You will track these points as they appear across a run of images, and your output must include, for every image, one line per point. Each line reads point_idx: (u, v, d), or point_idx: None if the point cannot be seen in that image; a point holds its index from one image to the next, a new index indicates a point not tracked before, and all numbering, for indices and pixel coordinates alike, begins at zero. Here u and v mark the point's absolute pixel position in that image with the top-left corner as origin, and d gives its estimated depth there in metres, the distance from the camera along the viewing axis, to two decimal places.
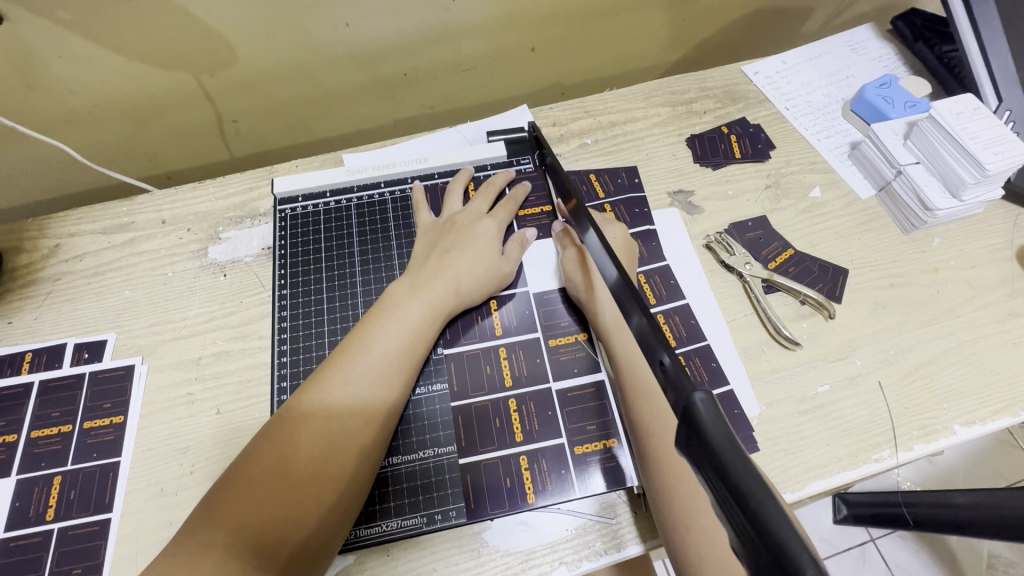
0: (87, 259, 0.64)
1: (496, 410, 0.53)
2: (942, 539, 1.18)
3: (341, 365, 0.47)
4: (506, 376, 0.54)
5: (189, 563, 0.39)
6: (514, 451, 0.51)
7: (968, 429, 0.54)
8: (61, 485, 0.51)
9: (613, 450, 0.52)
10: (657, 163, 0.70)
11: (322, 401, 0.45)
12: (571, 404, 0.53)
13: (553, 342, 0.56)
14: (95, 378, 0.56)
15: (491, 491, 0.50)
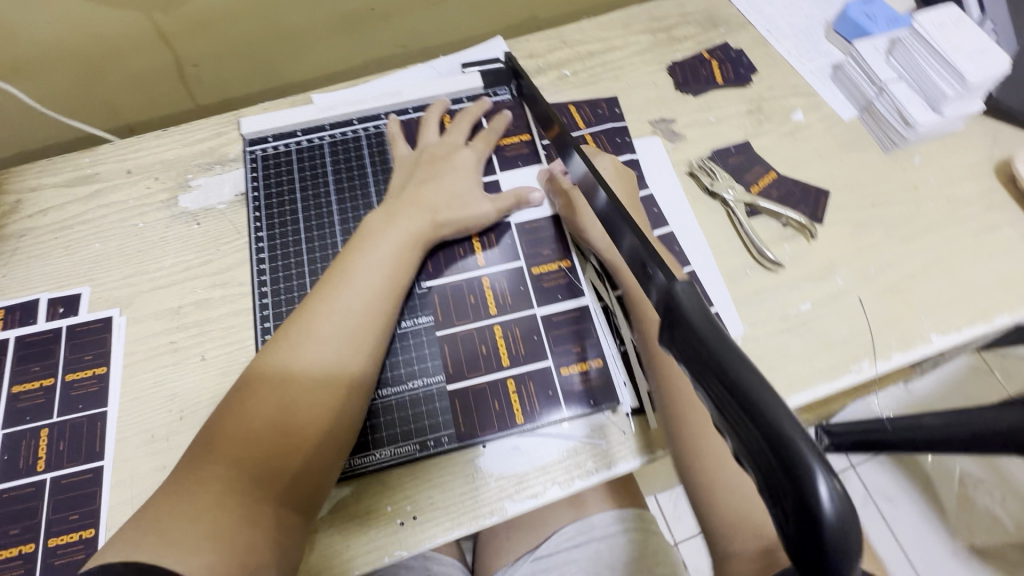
0: (52, 213, 0.61)
1: (482, 339, 0.53)
2: (916, 459, 1.23)
3: (325, 297, 0.47)
4: (490, 305, 0.54)
5: (190, 494, 0.39)
6: (501, 376, 0.52)
7: (944, 337, 0.55)
8: (49, 437, 0.51)
9: (598, 370, 0.52)
10: (638, 92, 0.69)
11: (309, 332, 0.46)
12: (556, 328, 0.54)
13: (537, 270, 0.56)
14: (73, 331, 0.55)
15: (480, 415, 0.51)
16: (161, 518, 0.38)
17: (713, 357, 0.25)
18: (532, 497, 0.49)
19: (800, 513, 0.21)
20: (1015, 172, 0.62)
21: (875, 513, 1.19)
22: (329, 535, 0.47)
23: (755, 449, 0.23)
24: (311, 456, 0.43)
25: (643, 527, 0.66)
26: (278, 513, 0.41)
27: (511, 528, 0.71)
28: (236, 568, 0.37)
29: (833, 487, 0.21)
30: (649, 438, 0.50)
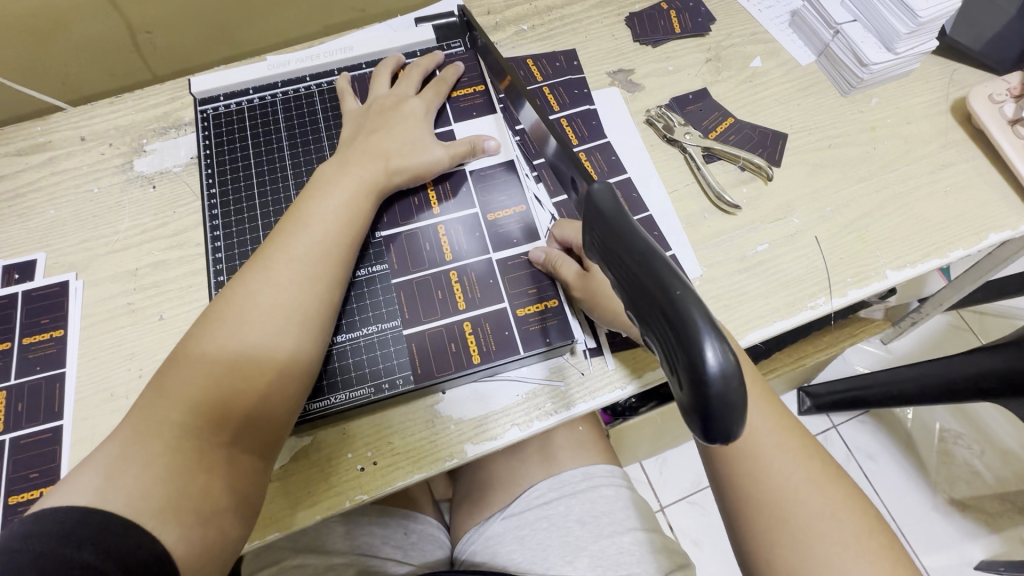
0: (5, 182, 0.60)
1: (437, 284, 0.53)
2: (897, 416, 1.21)
3: (280, 245, 0.47)
4: (446, 251, 0.54)
5: (146, 440, 0.39)
6: (457, 318, 0.51)
7: (899, 273, 0.56)
8: (7, 399, 0.51)
9: (555, 310, 0.52)
10: (596, 44, 0.68)
11: (263, 279, 0.45)
12: (512, 272, 0.53)
13: (492, 216, 0.55)
14: (29, 296, 0.55)
15: (436, 357, 0.50)
16: (117, 463, 0.38)
17: (633, 257, 0.30)
18: (491, 439, 0.49)
19: (694, 374, 0.26)
20: (970, 110, 0.62)
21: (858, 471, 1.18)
22: (290, 481, 0.48)
23: (664, 330, 0.28)
24: (269, 402, 0.43)
25: (617, 484, 0.67)
26: (236, 456, 0.41)
27: (485, 485, 0.71)
28: (191, 511, 0.38)
29: (721, 350, 0.26)
30: (606, 378, 0.51)
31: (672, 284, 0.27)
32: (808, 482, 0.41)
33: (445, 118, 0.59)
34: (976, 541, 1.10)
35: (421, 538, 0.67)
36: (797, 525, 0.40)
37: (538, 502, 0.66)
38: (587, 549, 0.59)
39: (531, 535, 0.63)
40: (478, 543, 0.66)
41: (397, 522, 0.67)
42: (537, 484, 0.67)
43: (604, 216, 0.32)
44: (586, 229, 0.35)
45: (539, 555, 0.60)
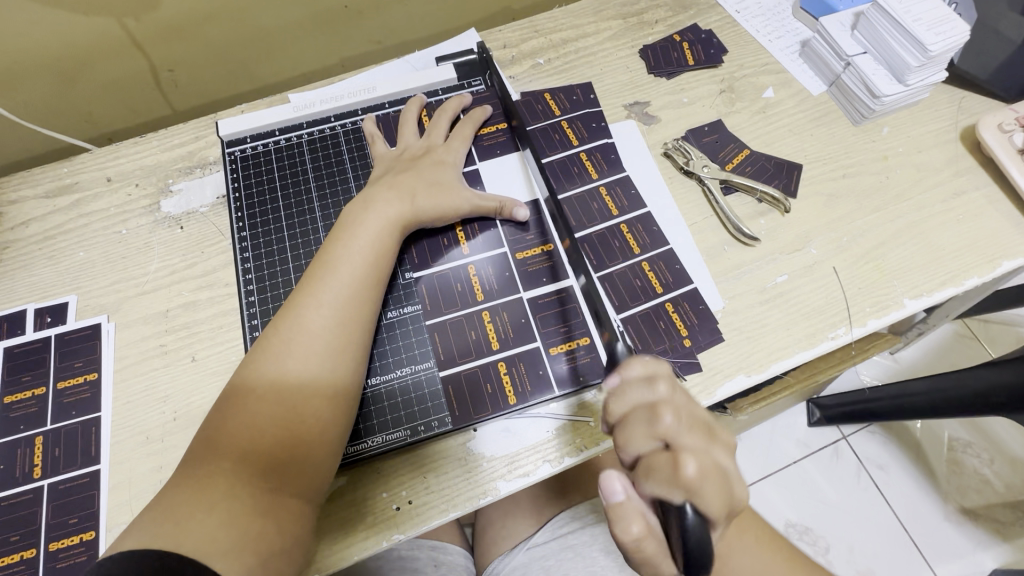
0: (34, 225, 0.61)
1: (469, 324, 0.54)
2: (906, 427, 1.22)
3: (314, 289, 0.48)
4: (478, 292, 0.55)
5: (201, 489, 0.40)
6: (491, 359, 0.53)
7: (917, 301, 0.57)
8: (44, 444, 0.52)
9: (586, 348, 0.53)
10: (611, 77, 0.69)
11: (300, 324, 0.46)
12: (543, 310, 0.55)
13: (520, 255, 0.57)
14: (63, 340, 0.56)
15: (472, 399, 0.52)
16: (175, 514, 0.39)
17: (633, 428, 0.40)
18: (524, 476, 0.50)
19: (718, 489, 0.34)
20: (980, 138, 0.63)
21: (870, 483, 1.18)
22: (329, 523, 0.48)
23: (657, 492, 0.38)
24: (315, 442, 0.43)
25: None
26: (288, 501, 0.42)
27: (508, 512, 0.72)
28: (252, 553, 0.38)
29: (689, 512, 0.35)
30: None
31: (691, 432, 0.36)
32: None
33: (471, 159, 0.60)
34: (988, 550, 1.10)
35: (450, 567, 0.68)
36: None
37: (562, 531, 0.65)
38: None
39: (557, 565, 0.62)
40: (503, 573, 0.66)
41: (426, 554, 0.68)
42: (560, 515, 0.67)
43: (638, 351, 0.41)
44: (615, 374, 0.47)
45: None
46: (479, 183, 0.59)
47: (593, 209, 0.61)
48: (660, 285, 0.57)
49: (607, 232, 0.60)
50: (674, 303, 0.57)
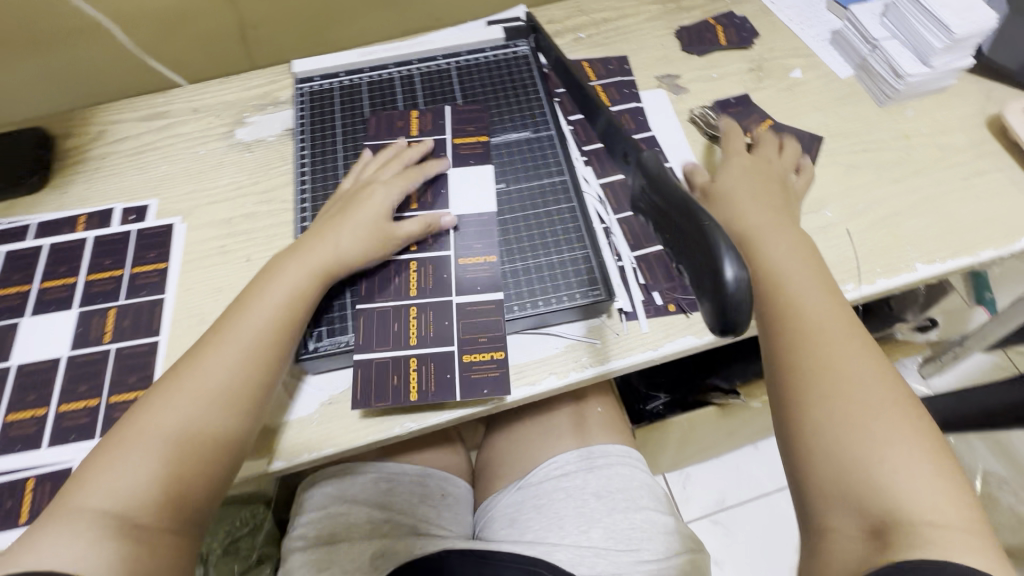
0: (130, 141, 0.71)
1: (469, 248, 0.56)
2: None
3: (220, 338, 0.48)
4: (412, 287, 0.54)
5: (71, 523, 0.40)
6: (405, 352, 0.52)
7: (929, 266, 0.58)
8: (115, 315, 0.59)
9: (499, 361, 0.51)
10: (646, 52, 0.75)
11: (191, 373, 0.47)
12: (471, 317, 0.53)
13: (463, 261, 0.56)
14: (141, 234, 0.64)
15: (376, 386, 0.51)
16: (48, 544, 0.39)
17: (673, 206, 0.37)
18: (531, 385, 0.54)
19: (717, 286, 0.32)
20: (1005, 123, 0.65)
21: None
22: (344, 420, 0.52)
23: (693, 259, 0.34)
24: (202, 479, 0.44)
25: (633, 465, 0.66)
26: (166, 538, 0.42)
27: (505, 453, 0.72)
28: None
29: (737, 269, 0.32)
30: (640, 338, 0.56)
31: (703, 215, 0.34)
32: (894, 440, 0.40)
33: (500, 113, 0.65)
34: None
35: (455, 500, 0.71)
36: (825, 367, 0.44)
37: (555, 472, 0.65)
38: (601, 520, 0.60)
39: (548, 503, 0.62)
40: (496, 508, 0.66)
41: (435, 483, 0.71)
42: (563, 453, 0.67)
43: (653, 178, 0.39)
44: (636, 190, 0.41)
45: (554, 523, 0.60)
46: (469, 155, 0.61)
47: None
48: None
49: None
50: None
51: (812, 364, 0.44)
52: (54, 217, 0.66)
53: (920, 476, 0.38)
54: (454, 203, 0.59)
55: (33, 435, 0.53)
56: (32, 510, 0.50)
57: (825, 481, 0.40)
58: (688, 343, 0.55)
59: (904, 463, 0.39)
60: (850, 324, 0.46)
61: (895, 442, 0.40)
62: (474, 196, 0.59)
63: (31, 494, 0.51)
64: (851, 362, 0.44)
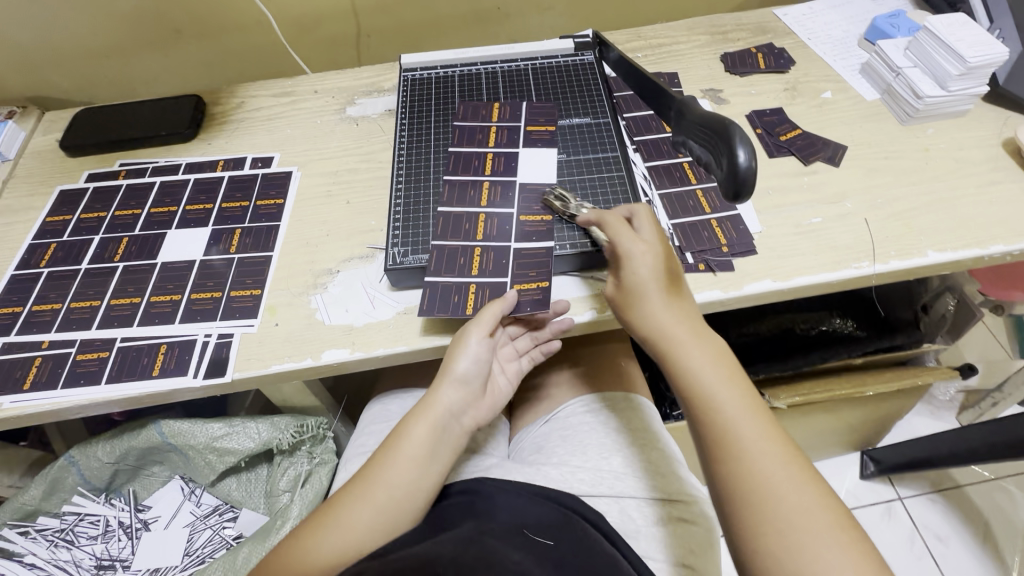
0: (263, 111, 0.88)
1: (529, 207, 0.67)
2: (973, 503, 1.17)
3: (418, 410, 0.58)
4: (477, 230, 0.65)
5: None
6: (467, 278, 0.62)
7: (940, 254, 0.65)
8: (240, 234, 0.73)
9: (542, 289, 0.61)
10: (694, 71, 0.87)
11: (409, 440, 0.56)
12: (524, 261, 0.63)
13: (524, 219, 0.66)
14: (266, 177, 0.79)
15: (438, 302, 0.61)
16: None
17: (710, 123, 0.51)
18: (574, 315, 0.63)
19: (732, 166, 0.47)
20: (1018, 143, 0.72)
21: (926, 552, 1.12)
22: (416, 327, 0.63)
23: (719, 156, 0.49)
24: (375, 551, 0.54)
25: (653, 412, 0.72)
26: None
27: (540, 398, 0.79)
28: None
29: (747, 155, 0.46)
30: None
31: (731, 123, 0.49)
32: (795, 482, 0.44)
33: (566, 105, 0.78)
34: None
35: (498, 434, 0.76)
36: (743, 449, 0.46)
37: (581, 411, 0.72)
38: (622, 451, 0.66)
39: (574, 434, 0.69)
40: (526, 442, 0.73)
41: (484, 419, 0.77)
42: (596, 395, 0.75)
43: (688, 114, 0.54)
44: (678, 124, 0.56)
45: (577, 450, 0.67)
46: (538, 140, 0.73)
47: (662, 149, 0.76)
48: (709, 207, 0.71)
49: (672, 167, 0.75)
50: (719, 221, 0.69)
51: (704, 413, 0.49)
52: (199, 160, 0.82)
53: (804, 498, 0.43)
54: (521, 176, 0.70)
55: (168, 314, 0.66)
56: (162, 366, 0.62)
57: (737, 531, 0.44)
58: (715, 295, 0.63)
59: (791, 489, 0.43)
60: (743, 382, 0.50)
61: (779, 471, 0.44)
62: (538, 172, 0.70)
63: (163, 356, 0.63)
64: (752, 426, 0.46)
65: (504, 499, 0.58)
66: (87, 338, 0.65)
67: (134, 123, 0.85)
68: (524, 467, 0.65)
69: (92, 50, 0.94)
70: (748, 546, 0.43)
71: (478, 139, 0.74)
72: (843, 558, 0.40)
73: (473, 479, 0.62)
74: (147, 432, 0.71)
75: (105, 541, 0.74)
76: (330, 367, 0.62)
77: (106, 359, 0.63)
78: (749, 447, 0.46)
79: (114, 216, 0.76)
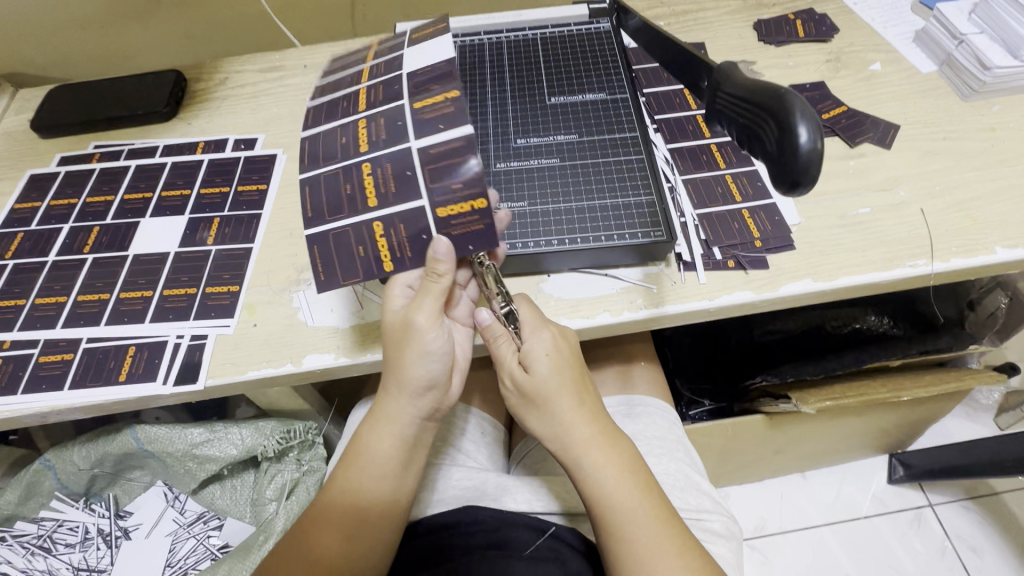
0: (248, 87, 0.81)
1: (423, 92, 0.51)
2: (1013, 517, 1.05)
3: (374, 425, 0.49)
4: (360, 103, 0.53)
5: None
6: (353, 161, 0.49)
7: (1009, 251, 0.56)
8: (219, 223, 0.67)
9: (481, 212, 0.47)
10: (723, 40, 0.78)
11: (370, 453, 0.49)
12: (432, 162, 0.47)
13: (419, 108, 0.50)
14: (249, 160, 0.72)
15: (340, 261, 0.48)
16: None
17: (761, 95, 0.42)
18: (584, 317, 0.56)
19: (792, 149, 0.39)
20: None
21: (957, 563, 1.01)
22: None
23: (772, 137, 0.41)
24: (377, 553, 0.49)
25: (671, 419, 0.66)
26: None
27: None
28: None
29: (811, 136, 0.38)
30: (698, 287, 0.57)
31: (790, 95, 0.40)
32: (673, 555, 0.45)
33: (578, 78, 0.69)
34: None
35: (496, 441, 0.70)
36: (618, 517, 0.46)
37: None
38: None
39: None
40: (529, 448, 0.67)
41: (478, 419, 0.70)
42: (610, 399, 0.69)
43: (726, 88, 0.45)
44: (714, 99, 0.47)
45: None
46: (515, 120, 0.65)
47: (687, 130, 0.68)
48: (740, 195, 0.63)
49: (698, 148, 0.66)
50: (751, 211, 0.61)
51: (561, 458, 0.48)
52: (179, 141, 0.75)
53: (643, 521, 0.46)
54: (404, 63, 0.54)
55: (138, 312, 0.60)
56: (130, 371, 0.57)
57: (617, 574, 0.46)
58: (745, 297, 0.56)
59: (636, 515, 0.46)
60: (629, 478, 0.47)
61: (628, 499, 0.46)
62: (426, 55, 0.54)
63: (130, 358, 0.57)
64: (626, 496, 0.46)
65: (515, 538, 0.51)
66: (52, 338, 0.59)
67: (109, 100, 0.78)
68: (527, 481, 0.57)
69: (70, 23, 0.88)
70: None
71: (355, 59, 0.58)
72: (676, 563, 0.44)
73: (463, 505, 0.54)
74: (123, 437, 0.67)
75: (84, 550, 0.70)
76: (313, 373, 0.56)
77: (70, 361, 0.58)
78: (627, 511, 0.46)
79: (85, 203, 0.70)
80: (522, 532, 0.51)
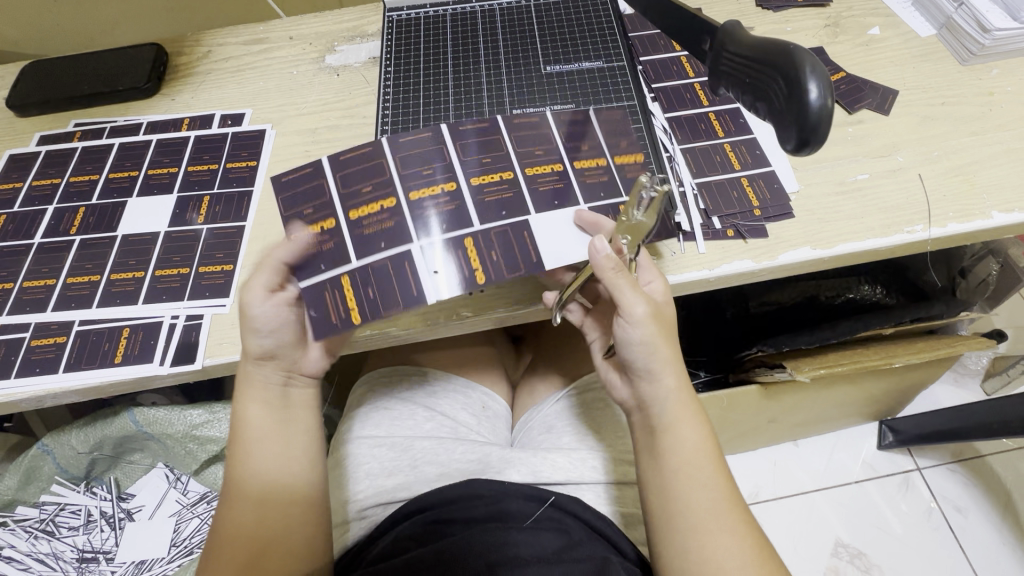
0: (232, 61, 0.78)
1: (484, 244, 0.49)
2: (998, 478, 1.08)
3: (240, 396, 0.51)
4: (481, 177, 0.51)
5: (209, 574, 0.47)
6: (396, 187, 0.49)
7: (1006, 215, 0.56)
8: (209, 201, 0.65)
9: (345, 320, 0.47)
10: (721, 6, 0.76)
11: (246, 424, 0.50)
12: (393, 271, 0.48)
13: (466, 244, 0.48)
14: (237, 136, 0.70)
15: (295, 194, 0.50)
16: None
17: (768, 52, 0.41)
18: None
19: (801, 106, 0.39)
20: None
21: (943, 524, 1.04)
22: None
23: (782, 97, 0.40)
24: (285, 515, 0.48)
25: None
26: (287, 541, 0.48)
27: (544, 376, 0.72)
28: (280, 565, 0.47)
29: (822, 93, 0.38)
30: (697, 256, 0.56)
31: (799, 50, 0.39)
32: (737, 516, 0.46)
33: (574, 48, 0.69)
34: None
35: (496, 415, 0.69)
36: (693, 469, 0.47)
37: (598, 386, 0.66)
38: None
39: (586, 414, 0.63)
40: (529, 422, 0.67)
41: (479, 396, 0.69)
42: None
43: (729, 48, 0.44)
44: (720, 60, 0.46)
45: (589, 433, 0.61)
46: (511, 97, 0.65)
47: (685, 98, 0.67)
48: (739, 163, 0.62)
49: (696, 117, 0.66)
50: (750, 179, 0.61)
51: (657, 409, 0.49)
52: (162, 118, 0.73)
53: (717, 476, 0.47)
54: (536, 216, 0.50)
55: (130, 294, 0.59)
56: (125, 352, 0.56)
57: (693, 527, 0.46)
58: (745, 265, 0.56)
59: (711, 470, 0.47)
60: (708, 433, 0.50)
61: (704, 455, 0.48)
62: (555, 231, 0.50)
63: (125, 340, 0.57)
64: (705, 448, 0.48)
65: (516, 509, 0.51)
66: (43, 322, 0.58)
67: (86, 75, 0.75)
68: (531, 453, 0.58)
69: None
70: (704, 542, 0.45)
71: (580, 150, 0.54)
72: (740, 519, 0.46)
73: (460, 482, 0.54)
74: (121, 420, 0.67)
75: (87, 532, 0.70)
76: None
77: (63, 344, 0.57)
78: (704, 464, 0.48)
79: (70, 183, 0.68)
80: (523, 504, 0.52)
